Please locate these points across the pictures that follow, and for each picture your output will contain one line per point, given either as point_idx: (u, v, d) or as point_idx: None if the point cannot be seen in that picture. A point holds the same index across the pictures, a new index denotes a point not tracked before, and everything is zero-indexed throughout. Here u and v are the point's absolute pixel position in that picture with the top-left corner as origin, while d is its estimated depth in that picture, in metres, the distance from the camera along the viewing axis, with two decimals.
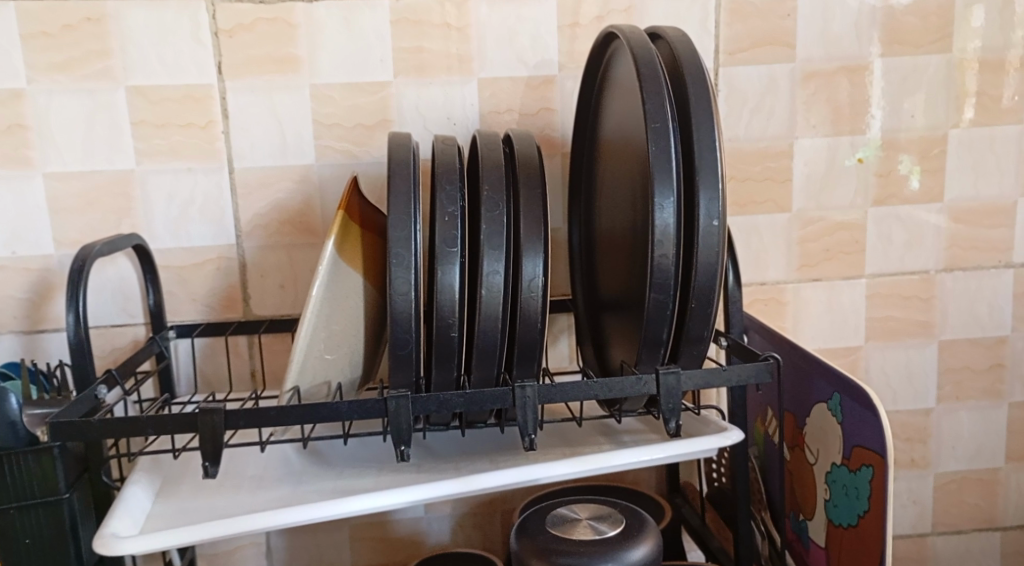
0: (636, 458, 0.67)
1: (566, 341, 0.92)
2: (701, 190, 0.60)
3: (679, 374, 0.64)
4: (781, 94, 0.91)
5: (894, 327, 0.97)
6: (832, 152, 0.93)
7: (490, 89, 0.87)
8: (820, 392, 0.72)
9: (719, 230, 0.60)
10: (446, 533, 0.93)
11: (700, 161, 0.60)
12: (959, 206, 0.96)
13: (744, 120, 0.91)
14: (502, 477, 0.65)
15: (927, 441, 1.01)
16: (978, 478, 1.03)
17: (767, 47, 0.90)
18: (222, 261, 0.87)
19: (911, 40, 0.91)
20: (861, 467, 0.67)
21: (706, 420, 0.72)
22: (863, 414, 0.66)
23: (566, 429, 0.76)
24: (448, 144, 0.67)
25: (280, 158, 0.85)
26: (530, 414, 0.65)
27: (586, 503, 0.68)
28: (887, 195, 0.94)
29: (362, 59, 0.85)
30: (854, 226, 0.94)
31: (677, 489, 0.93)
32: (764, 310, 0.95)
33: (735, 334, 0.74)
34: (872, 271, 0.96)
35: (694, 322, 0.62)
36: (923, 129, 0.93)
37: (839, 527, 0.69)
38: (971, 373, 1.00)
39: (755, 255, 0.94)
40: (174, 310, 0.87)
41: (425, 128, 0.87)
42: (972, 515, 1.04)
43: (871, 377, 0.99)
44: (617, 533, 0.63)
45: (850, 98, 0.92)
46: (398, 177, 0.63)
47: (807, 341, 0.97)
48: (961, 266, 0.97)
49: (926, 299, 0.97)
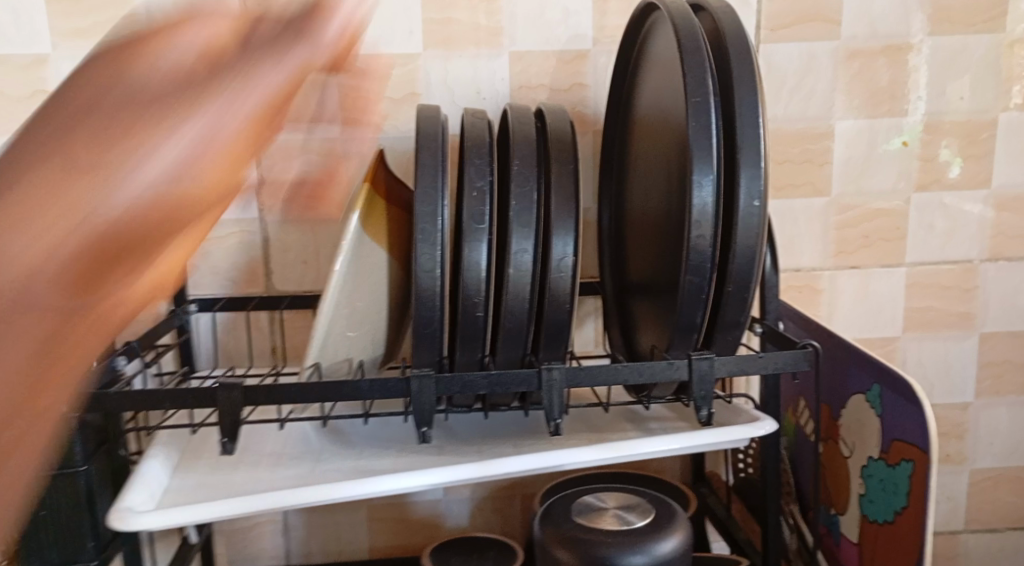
0: (665, 446, 0.64)
1: (592, 325, 0.90)
2: (742, 169, 0.57)
3: (712, 360, 0.62)
4: (822, 74, 0.87)
5: (932, 318, 0.94)
6: (873, 135, 0.89)
7: (521, 64, 0.84)
8: (858, 383, 0.69)
9: (759, 211, 0.58)
10: (465, 516, 0.92)
11: (742, 138, 0.57)
12: (1005, 193, 0.92)
13: (782, 100, 0.88)
14: (526, 462, 0.63)
15: (963, 437, 0.98)
16: (1015, 475, 0.99)
17: (810, 24, 0.86)
18: (243, 235, 0.85)
19: (960, 19, 0.87)
20: (900, 462, 0.64)
21: (737, 409, 0.70)
22: (905, 406, 0.63)
23: (591, 415, 0.74)
24: (478, 117, 0.65)
25: None
26: (556, 398, 0.63)
27: (610, 492, 0.66)
28: (929, 181, 0.91)
29: (388, 30, 0.82)
30: (894, 213, 0.91)
31: (702, 478, 0.92)
32: (798, 298, 0.93)
33: (771, 321, 0.72)
34: (912, 260, 0.92)
35: (730, 307, 0.60)
36: (968, 112, 0.89)
37: (874, 523, 0.67)
38: (1012, 366, 0.96)
39: (789, 241, 0.91)
40: (195, 282, 0.86)
41: (452, 102, 0.84)
42: (1007, 514, 1.00)
43: (907, 369, 0.96)
44: (646, 524, 0.61)
45: (893, 80, 0.88)
46: (426, 150, 0.61)
47: (841, 331, 0.94)
48: (1004, 255, 0.93)
49: (967, 290, 0.94)
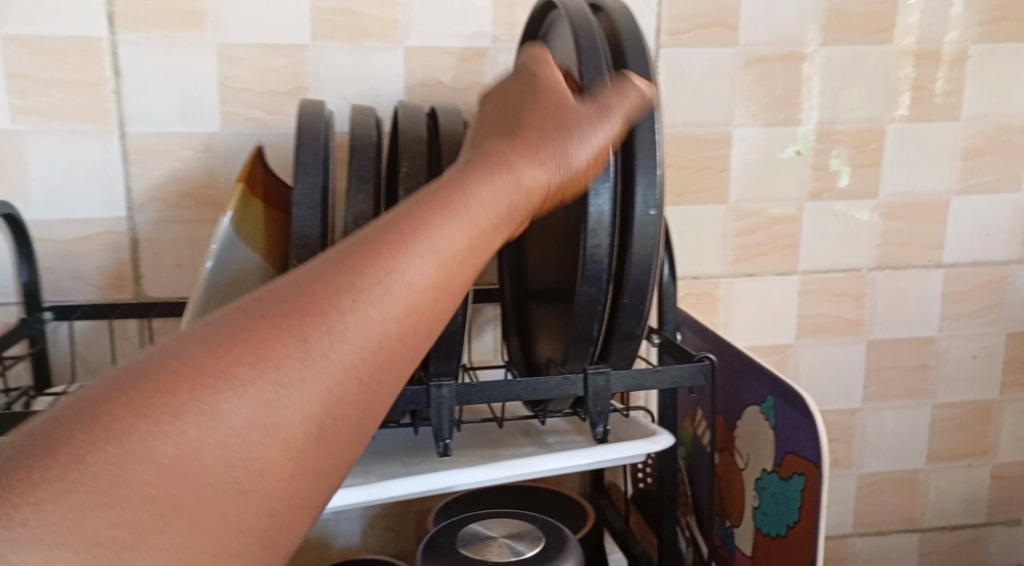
0: (560, 464, 0.62)
1: (491, 333, 0.87)
2: (638, 176, 0.55)
3: (608, 374, 0.59)
4: (722, 80, 0.87)
5: (825, 325, 0.95)
6: (769, 143, 0.89)
7: (417, 59, 0.80)
8: (753, 394, 0.69)
9: (656, 220, 0.56)
10: (355, 534, 0.87)
11: (639, 144, 0.55)
12: (893, 202, 0.94)
13: (683, 106, 0.87)
14: (413, 484, 0.59)
15: (851, 441, 1.00)
16: (899, 478, 1.02)
17: (711, 29, 0.86)
18: (109, 236, 0.78)
19: (853, 30, 0.88)
20: (792, 475, 0.63)
21: (634, 422, 0.68)
22: (797, 419, 0.62)
23: (486, 430, 0.71)
24: (366, 115, 0.61)
25: (180, 124, 0.77)
26: (446, 416, 0.59)
27: (499, 518, 0.63)
28: (822, 189, 0.92)
29: (274, 18, 0.77)
30: (788, 220, 0.92)
31: (601, 489, 0.90)
32: (696, 305, 0.92)
33: (669, 331, 0.70)
34: (805, 267, 0.94)
35: (627, 318, 0.58)
36: (860, 122, 0.91)
37: (767, 535, 0.66)
38: (898, 372, 0.99)
39: (688, 248, 0.91)
40: (54, 287, 0.78)
41: (343, 97, 0.80)
42: (892, 515, 1.03)
43: (800, 375, 0.97)
44: (536, 554, 0.58)
45: (789, 88, 0.88)
46: (307, 147, 0.56)
47: (737, 338, 0.94)
48: (891, 263, 0.95)
49: (857, 297, 0.95)
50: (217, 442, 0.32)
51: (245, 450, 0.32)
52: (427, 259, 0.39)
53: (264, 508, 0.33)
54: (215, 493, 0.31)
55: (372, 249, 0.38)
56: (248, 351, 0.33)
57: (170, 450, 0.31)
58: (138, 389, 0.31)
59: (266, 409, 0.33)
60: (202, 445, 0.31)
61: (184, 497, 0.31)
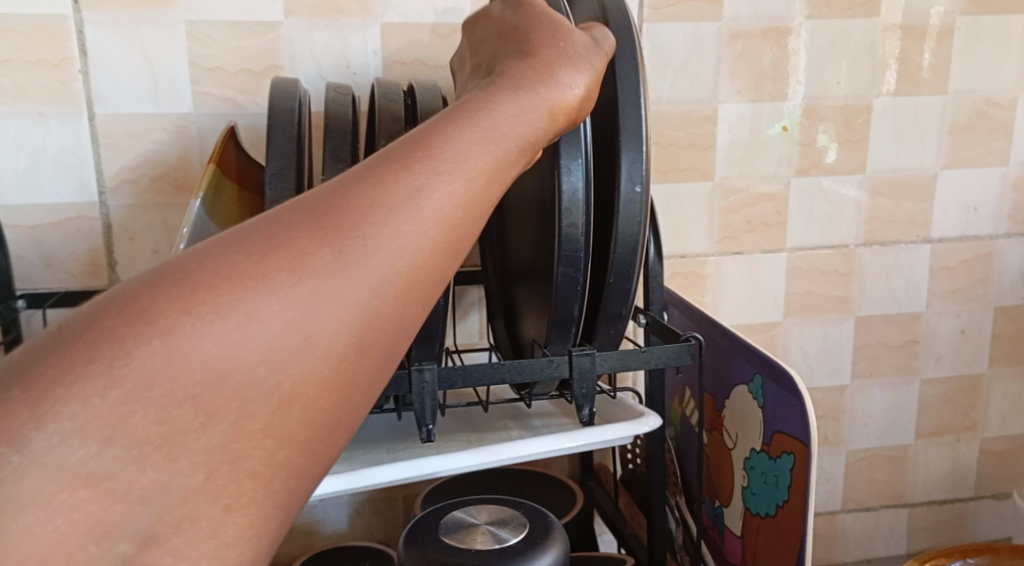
0: (546, 447, 0.60)
1: (476, 316, 0.86)
2: (623, 152, 0.54)
3: (594, 356, 0.58)
4: (706, 55, 0.85)
5: (812, 302, 0.95)
6: (756, 119, 0.88)
7: (395, 36, 0.78)
8: (741, 374, 0.68)
9: (641, 197, 0.54)
10: (343, 521, 0.86)
11: (624, 119, 0.54)
12: (881, 178, 0.93)
13: (667, 82, 0.85)
14: (396, 471, 0.58)
15: (840, 418, 1.00)
16: (887, 454, 1.02)
17: (694, 4, 0.84)
18: (81, 221, 0.76)
19: (839, 3, 0.87)
20: (781, 455, 0.62)
21: (621, 404, 0.67)
22: (786, 398, 0.62)
23: (471, 414, 0.70)
24: (342, 93, 0.60)
25: (151, 105, 0.75)
26: (428, 401, 0.58)
27: (483, 505, 0.62)
28: (808, 166, 0.91)
29: None
30: (775, 197, 0.91)
31: (589, 471, 0.90)
32: (683, 284, 0.91)
33: (655, 312, 0.69)
34: (793, 245, 0.93)
35: (612, 298, 0.56)
36: (846, 97, 0.90)
37: (757, 516, 0.65)
38: (885, 349, 0.98)
39: (674, 226, 0.89)
40: (25, 275, 0.76)
41: (319, 77, 0.78)
42: (881, 491, 1.03)
43: (788, 353, 0.96)
44: (519, 541, 0.57)
45: (775, 63, 0.87)
46: (279, 127, 0.55)
47: (725, 317, 0.93)
48: (879, 239, 0.94)
49: (845, 274, 0.95)
50: (249, 352, 0.32)
51: (278, 359, 0.33)
52: (447, 182, 0.38)
53: (302, 418, 0.34)
54: (253, 396, 0.32)
55: (385, 173, 0.37)
56: (279, 267, 0.34)
57: (205, 355, 0.32)
58: (174, 294, 0.32)
59: (301, 320, 0.33)
60: (239, 351, 0.32)
61: (228, 398, 0.32)
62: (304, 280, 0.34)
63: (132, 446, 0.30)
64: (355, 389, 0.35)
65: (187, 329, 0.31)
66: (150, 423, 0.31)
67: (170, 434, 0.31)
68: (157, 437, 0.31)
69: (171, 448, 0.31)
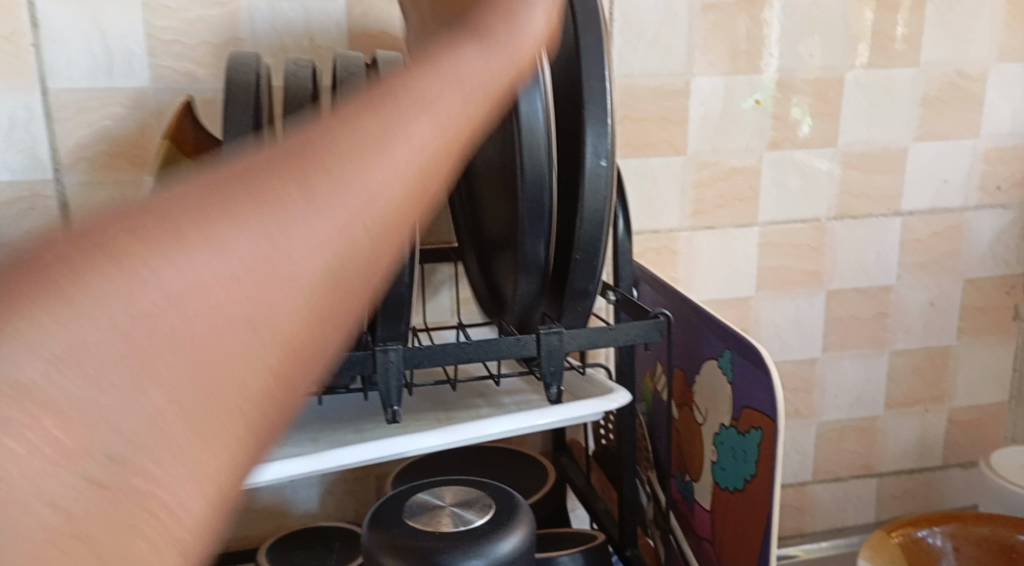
0: (514, 425, 0.60)
1: (448, 293, 0.85)
2: (587, 126, 0.53)
3: (561, 334, 0.58)
4: (678, 27, 0.84)
5: (784, 276, 0.95)
6: (728, 92, 0.87)
7: (360, 8, 0.76)
8: (709, 349, 0.68)
9: (606, 171, 0.53)
10: (315, 500, 0.86)
11: (588, 92, 0.53)
12: (852, 151, 0.92)
13: (638, 55, 0.84)
14: (361, 451, 0.57)
15: (812, 391, 1.00)
16: (858, 426, 1.03)
17: None
18: (35, 198, 0.74)
19: None
20: (749, 430, 0.63)
21: (590, 380, 0.67)
22: (754, 374, 0.61)
23: (441, 392, 0.70)
24: (302, 66, 0.58)
25: (106, 79, 0.73)
26: (394, 381, 0.57)
27: (449, 487, 0.61)
28: (780, 139, 0.90)
29: None
30: (747, 171, 0.90)
31: (562, 447, 0.90)
32: (655, 260, 0.91)
33: (624, 288, 0.68)
34: (765, 219, 0.92)
35: (578, 275, 0.56)
36: (819, 69, 0.89)
37: (725, 490, 0.66)
38: (856, 321, 0.99)
39: (645, 201, 0.89)
40: None
41: (282, 50, 0.76)
42: (851, 462, 1.04)
43: (760, 327, 0.96)
44: (485, 522, 0.56)
45: (749, 35, 0.86)
46: (236, 101, 0.53)
47: (697, 291, 0.93)
48: (850, 213, 0.94)
49: (816, 248, 0.95)
50: (221, 271, 0.27)
51: (250, 282, 0.28)
52: (423, 118, 0.35)
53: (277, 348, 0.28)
54: (223, 324, 0.27)
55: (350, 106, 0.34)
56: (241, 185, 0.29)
57: (172, 270, 0.26)
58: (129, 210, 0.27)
59: (274, 235, 0.28)
60: (208, 271, 0.27)
61: (203, 321, 0.26)
62: (288, 210, 0.29)
63: (92, 374, 0.24)
64: (334, 328, 0.30)
65: (156, 255, 0.26)
66: (115, 350, 0.25)
67: (136, 357, 0.25)
68: (127, 367, 0.25)
69: (138, 373, 0.25)
